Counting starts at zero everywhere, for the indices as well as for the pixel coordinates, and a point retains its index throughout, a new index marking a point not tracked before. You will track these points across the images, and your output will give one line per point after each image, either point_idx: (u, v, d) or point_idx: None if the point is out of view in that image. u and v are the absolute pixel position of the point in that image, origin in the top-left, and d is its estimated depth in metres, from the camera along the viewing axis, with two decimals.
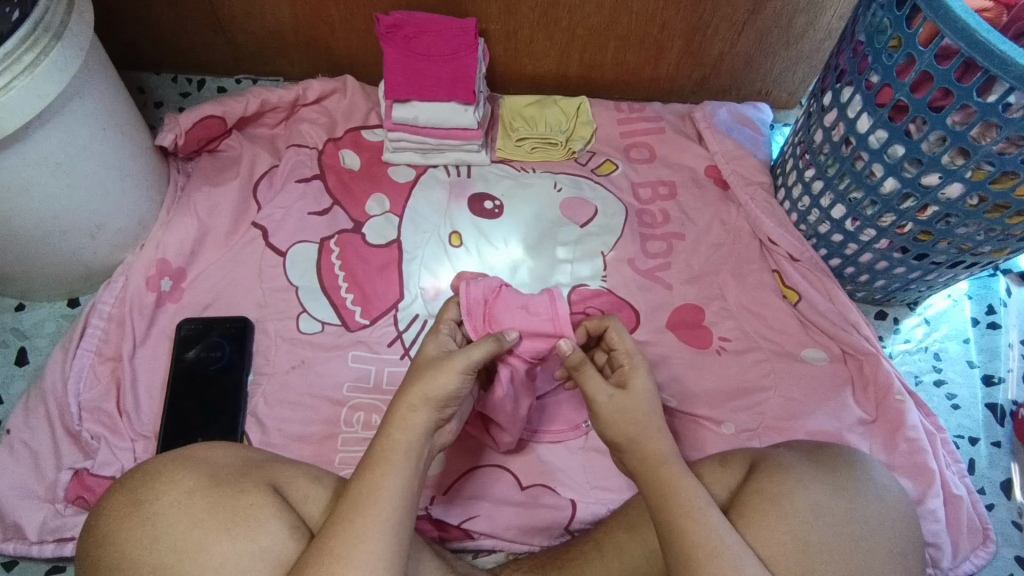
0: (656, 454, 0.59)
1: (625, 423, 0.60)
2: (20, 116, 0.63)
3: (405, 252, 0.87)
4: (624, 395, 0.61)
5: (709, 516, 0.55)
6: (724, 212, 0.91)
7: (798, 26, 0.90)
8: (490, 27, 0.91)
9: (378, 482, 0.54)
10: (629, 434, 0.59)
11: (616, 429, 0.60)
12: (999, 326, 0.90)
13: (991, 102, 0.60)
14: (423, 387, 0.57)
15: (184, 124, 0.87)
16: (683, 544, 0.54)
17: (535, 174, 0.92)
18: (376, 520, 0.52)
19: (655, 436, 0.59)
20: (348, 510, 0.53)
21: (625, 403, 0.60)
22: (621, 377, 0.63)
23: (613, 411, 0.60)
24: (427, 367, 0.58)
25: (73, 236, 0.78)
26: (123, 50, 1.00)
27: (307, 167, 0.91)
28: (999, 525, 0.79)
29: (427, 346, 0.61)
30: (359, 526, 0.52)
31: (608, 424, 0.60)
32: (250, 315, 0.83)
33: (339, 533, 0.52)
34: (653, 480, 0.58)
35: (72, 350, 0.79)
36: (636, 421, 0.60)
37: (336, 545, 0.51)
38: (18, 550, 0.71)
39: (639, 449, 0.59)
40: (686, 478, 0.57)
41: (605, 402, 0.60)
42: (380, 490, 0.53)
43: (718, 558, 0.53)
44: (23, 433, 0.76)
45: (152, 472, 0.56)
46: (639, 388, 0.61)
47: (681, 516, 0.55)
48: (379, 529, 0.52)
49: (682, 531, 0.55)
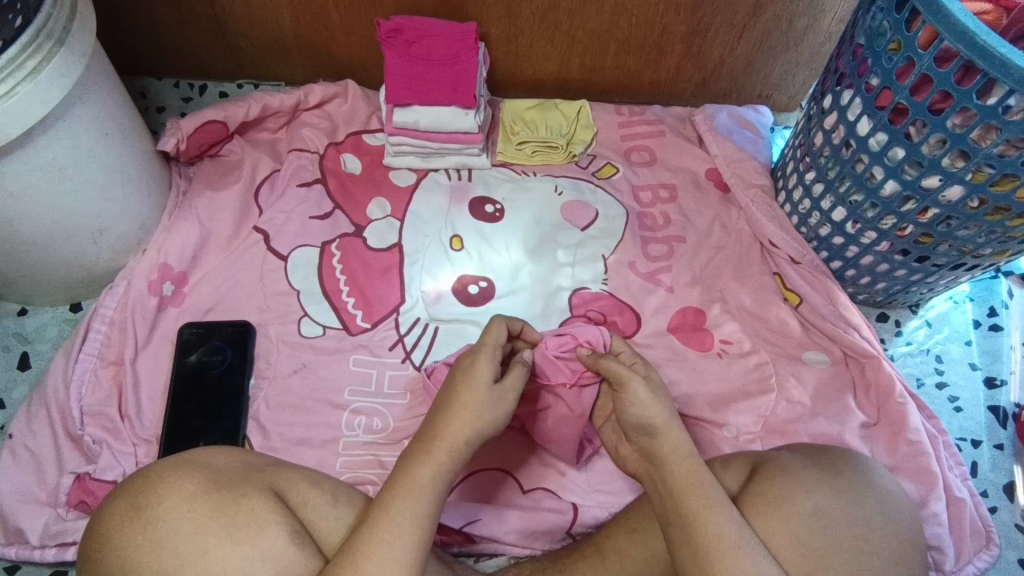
0: (682, 446, 0.60)
1: (659, 407, 0.62)
2: (21, 122, 0.63)
3: (405, 256, 0.87)
4: (649, 381, 0.64)
5: (728, 512, 0.56)
6: (725, 215, 0.91)
7: (798, 29, 0.90)
8: (491, 31, 0.91)
9: (415, 507, 0.54)
10: (663, 418, 0.61)
11: (652, 412, 0.62)
12: (1001, 329, 0.90)
13: (991, 105, 0.60)
14: (478, 416, 0.59)
15: (186, 129, 0.87)
16: (705, 540, 0.55)
17: (535, 178, 0.93)
18: (411, 544, 0.53)
19: (676, 429, 0.61)
20: (382, 531, 0.53)
21: (656, 387, 0.64)
22: (642, 368, 0.66)
23: (647, 393, 0.62)
24: (478, 387, 0.60)
25: (75, 241, 0.79)
26: (124, 55, 1.00)
27: (308, 171, 0.92)
28: (1003, 529, 0.78)
29: (480, 364, 0.62)
30: (399, 549, 0.52)
31: (644, 406, 0.62)
32: (252, 319, 0.83)
33: (369, 551, 0.52)
34: (676, 475, 0.59)
35: (74, 354, 0.79)
36: (666, 406, 0.62)
37: (367, 565, 0.51)
38: (21, 555, 0.71)
39: (670, 433, 0.61)
40: (704, 475, 0.58)
41: (640, 384, 0.63)
42: (418, 513, 0.54)
43: (737, 552, 0.54)
44: (25, 438, 0.76)
45: (151, 476, 0.56)
46: (657, 381, 0.65)
47: (703, 507, 0.56)
48: (406, 553, 0.52)
49: (705, 521, 0.55)
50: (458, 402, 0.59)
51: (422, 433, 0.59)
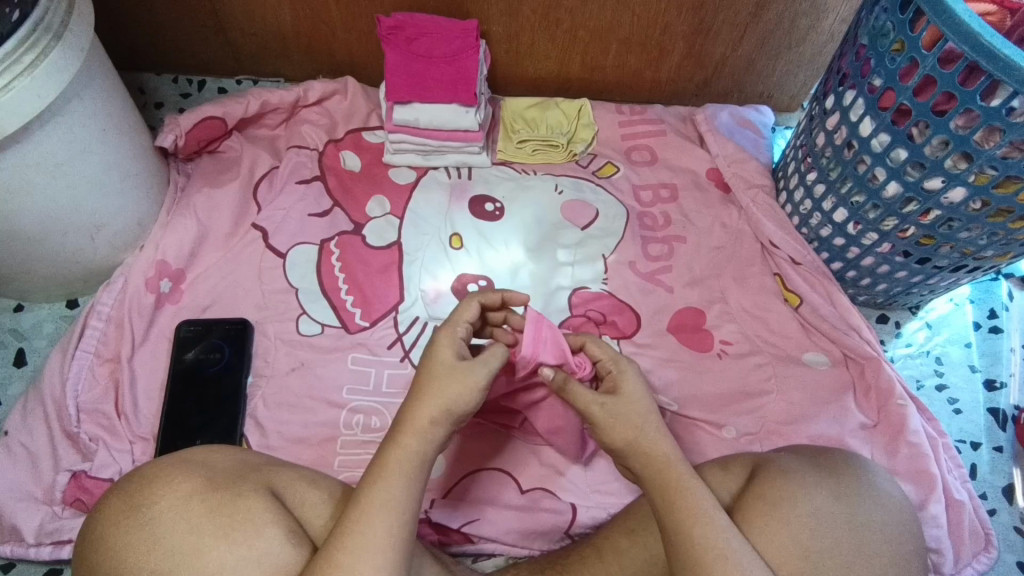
0: (660, 456, 0.59)
1: (623, 426, 0.61)
2: (18, 117, 0.63)
3: (405, 254, 0.87)
4: (616, 398, 0.62)
5: (717, 518, 0.56)
6: (725, 215, 0.91)
7: (800, 29, 0.90)
8: (492, 28, 0.91)
9: (389, 497, 0.54)
10: (628, 437, 0.60)
11: (614, 434, 0.61)
12: (1001, 331, 0.90)
13: (995, 106, 0.60)
14: (446, 398, 0.58)
15: (185, 124, 0.87)
16: (692, 547, 0.54)
17: (536, 176, 0.92)
18: (389, 533, 0.53)
19: (658, 439, 0.60)
20: (357, 522, 0.53)
21: (621, 407, 0.62)
22: (611, 383, 0.64)
23: (608, 416, 0.61)
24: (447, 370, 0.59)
25: (71, 237, 0.78)
26: (122, 50, 0.99)
27: (307, 168, 0.91)
28: (1001, 531, 0.78)
29: (439, 346, 0.61)
30: (371, 539, 0.52)
31: (606, 429, 0.61)
32: (250, 317, 0.83)
33: (345, 544, 0.52)
34: (659, 483, 0.58)
35: (71, 351, 0.79)
36: (632, 422, 0.61)
37: (344, 558, 0.51)
38: (16, 553, 0.70)
39: (640, 450, 0.60)
40: (693, 480, 0.58)
41: (597, 410, 0.62)
42: (392, 501, 0.54)
43: (725, 561, 0.53)
44: (21, 435, 0.75)
45: (149, 475, 0.56)
46: (630, 390, 0.63)
47: (687, 516, 0.56)
48: (384, 543, 0.52)
49: (689, 529, 0.55)
50: (425, 388, 0.58)
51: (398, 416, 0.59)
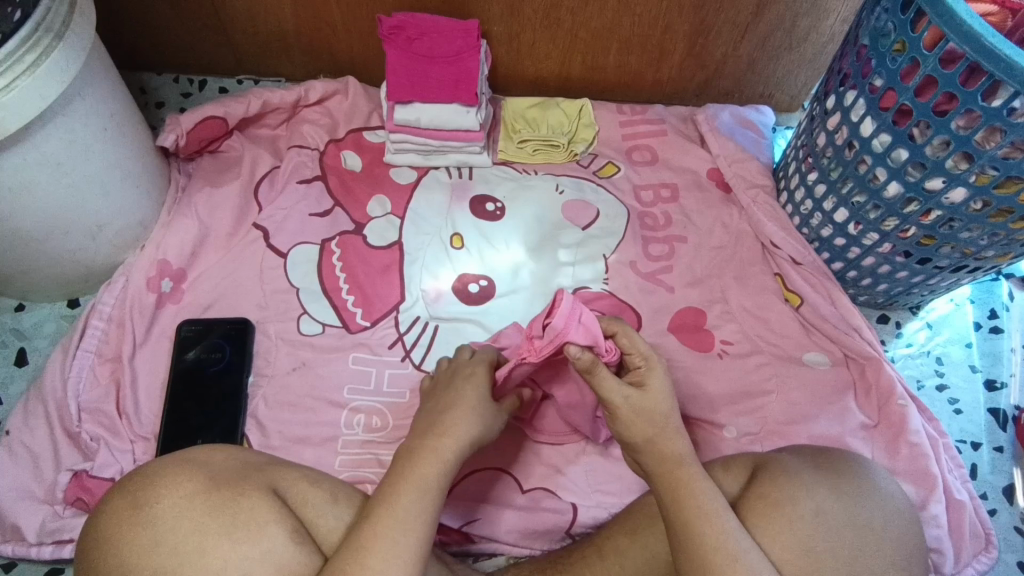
0: (674, 454, 0.60)
1: (642, 423, 0.61)
2: (19, 116, 0.63)
3: (406, 254, 0.87)
4: (641, 394, 0.61)
5: (726, 520, 0.56)
6: (726, 215, 0.91)
7: (801, 29, 0.90)
8: (493, 28, 0.91)
9: (422, 504, 0.54)
10: (646, 435, 0.61)
11: (634, 430, 0.61)
12: (1001, 331, 0.90)
13: (996, 107, 0.60)
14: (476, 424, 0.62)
15: (186, 124, 0.87)
16: (699, 547, 0.55)
17: (536, 176, 0.92)
18: (418, 538, 0.53)
19: (674, 438, 0.61)
20: (388, 526, 0.53)
21: (644, 404, 0.61)
22: (637, 377, 0.63)
23: (630, 412, 0.61)
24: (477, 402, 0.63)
25: (73, 237, 0.78)
26: (123, 50, 0.99)
27: (308, 168, 0.91)
28: (1002, 531, 0.78)
29: (467, 390, 0.65)
30: (396, 541, 0.52)
31: (625, 425, 0.61)
32: (251, 316, 0.83)
33: (374, 546, 0.52)
34: (671, 481, 0.58)
35: (72, 350, 0.79)
36: (652, 419, 0.61)
37: (372, 562, 0.51)
38: (17, 553, 0.70)
39: (656, 448, 0.60)
40: (702, 480, 0.58)
41: (621, 403, 0.61)
42: (424, 509, 0.54)
43: (733, 562, 0.54)
44: (22, 435, 0.75)
45: (150, 475, 0.56)
46: (657, 386, 0.62)
47: (696, 517, 0.56)
48: (412, 549, 0.53)
49: (698, 529, 0.55)
50: (452, 413, 0.61)
51: (428, 427, 0.61)
